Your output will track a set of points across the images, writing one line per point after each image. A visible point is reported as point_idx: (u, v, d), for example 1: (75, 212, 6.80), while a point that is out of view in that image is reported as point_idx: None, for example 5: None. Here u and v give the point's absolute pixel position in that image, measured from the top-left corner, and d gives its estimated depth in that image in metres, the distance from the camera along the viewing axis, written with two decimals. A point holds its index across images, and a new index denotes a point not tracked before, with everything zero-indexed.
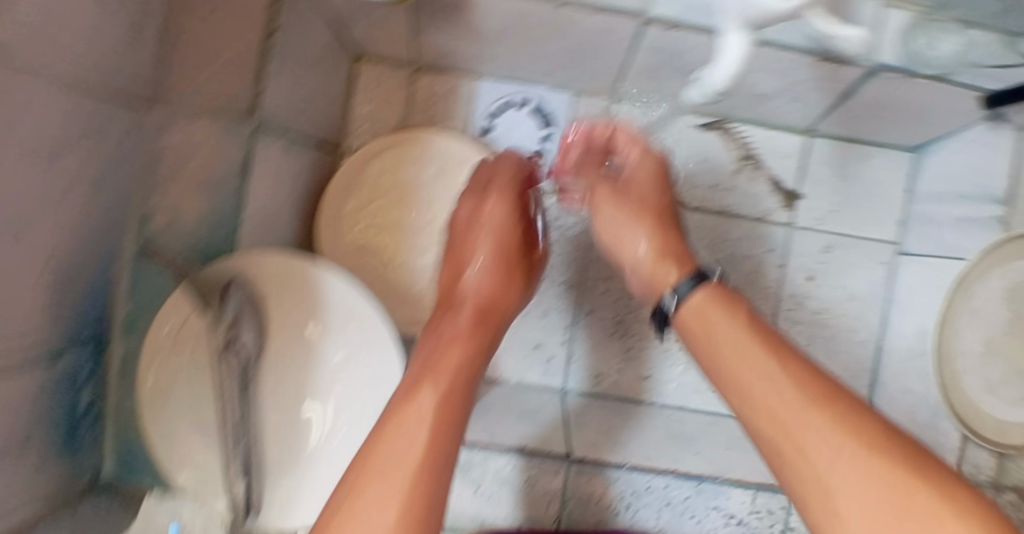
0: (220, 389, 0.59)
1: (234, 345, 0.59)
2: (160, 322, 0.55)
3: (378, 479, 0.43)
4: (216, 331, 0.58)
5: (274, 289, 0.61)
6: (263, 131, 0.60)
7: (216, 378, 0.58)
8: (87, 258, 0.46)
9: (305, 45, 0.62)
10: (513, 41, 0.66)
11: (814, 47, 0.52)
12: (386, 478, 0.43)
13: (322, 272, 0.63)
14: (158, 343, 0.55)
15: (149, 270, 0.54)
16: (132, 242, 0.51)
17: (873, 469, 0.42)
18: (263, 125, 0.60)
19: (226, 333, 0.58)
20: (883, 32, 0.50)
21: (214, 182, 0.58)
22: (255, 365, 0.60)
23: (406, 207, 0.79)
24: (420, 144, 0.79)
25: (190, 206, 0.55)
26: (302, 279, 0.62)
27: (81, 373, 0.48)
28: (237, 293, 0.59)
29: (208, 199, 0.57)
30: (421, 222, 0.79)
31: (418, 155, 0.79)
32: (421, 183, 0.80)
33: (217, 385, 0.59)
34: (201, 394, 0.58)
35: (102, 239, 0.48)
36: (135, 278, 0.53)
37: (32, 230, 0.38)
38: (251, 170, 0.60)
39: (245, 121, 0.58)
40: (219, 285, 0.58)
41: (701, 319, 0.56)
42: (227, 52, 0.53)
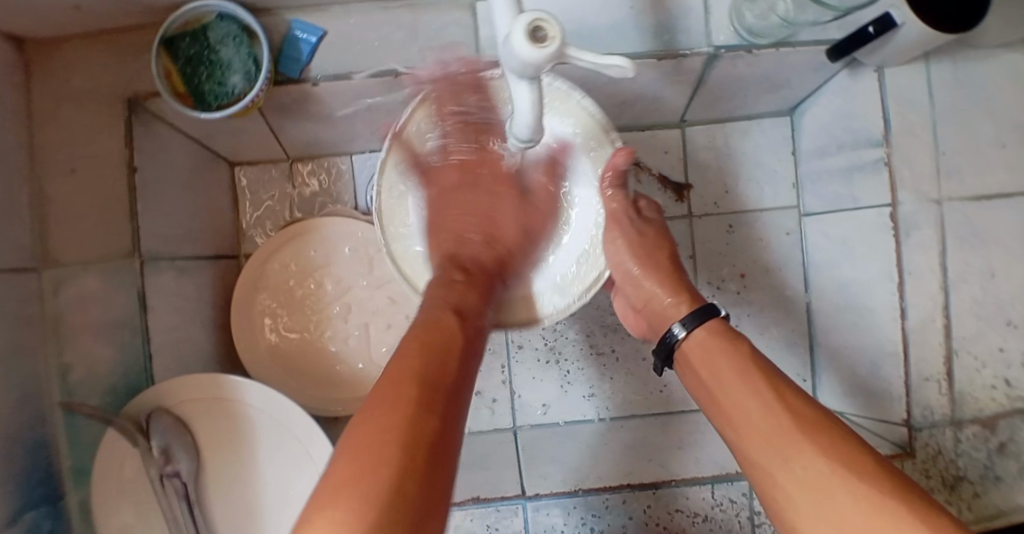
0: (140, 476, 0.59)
1: (170, 474, 0.59)
2: (113, 446, 0.58)
3: (389, 400, 0.38)
4: (151, 458, 0.58)
5: (196, 401, 0.61)
6: (180, 264, 0.68)
7: (127, 504, 0.58)
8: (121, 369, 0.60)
9: (278, 179, 0.81)
10: (367, 123, 0.71)
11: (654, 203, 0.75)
12: (384, 416, 0.36)
13: (233, 381, 0.61)
14: (112, 453, 0.58)
15: (103, 387, 0.61)
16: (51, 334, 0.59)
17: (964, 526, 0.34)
18: (173, 254, 0.66)
19: (161, 466, 0.58)
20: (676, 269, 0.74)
21: (167, 329, 0.65)
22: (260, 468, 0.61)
23: (294, 327, 0.70)
24: (305, 227, 0.71)
25: (104, 347, 0.60)
26: (217, 392, 0.61)
27: (46, 512, 0.59)
28: (161, 420, 0.59)
29: (171, 303, 0.66)
30: (321, 300, 0.71)
31: (297, 232, 0.70)
32: (311, 261, 0.71)
33: (139, 474, 0.59)
34: (127, 503, 0.59)
35: (26, 403, 0.56)
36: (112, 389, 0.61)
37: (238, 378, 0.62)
38: (164, 199, 0.65)
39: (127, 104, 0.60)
40: (140, 421, 0.58)
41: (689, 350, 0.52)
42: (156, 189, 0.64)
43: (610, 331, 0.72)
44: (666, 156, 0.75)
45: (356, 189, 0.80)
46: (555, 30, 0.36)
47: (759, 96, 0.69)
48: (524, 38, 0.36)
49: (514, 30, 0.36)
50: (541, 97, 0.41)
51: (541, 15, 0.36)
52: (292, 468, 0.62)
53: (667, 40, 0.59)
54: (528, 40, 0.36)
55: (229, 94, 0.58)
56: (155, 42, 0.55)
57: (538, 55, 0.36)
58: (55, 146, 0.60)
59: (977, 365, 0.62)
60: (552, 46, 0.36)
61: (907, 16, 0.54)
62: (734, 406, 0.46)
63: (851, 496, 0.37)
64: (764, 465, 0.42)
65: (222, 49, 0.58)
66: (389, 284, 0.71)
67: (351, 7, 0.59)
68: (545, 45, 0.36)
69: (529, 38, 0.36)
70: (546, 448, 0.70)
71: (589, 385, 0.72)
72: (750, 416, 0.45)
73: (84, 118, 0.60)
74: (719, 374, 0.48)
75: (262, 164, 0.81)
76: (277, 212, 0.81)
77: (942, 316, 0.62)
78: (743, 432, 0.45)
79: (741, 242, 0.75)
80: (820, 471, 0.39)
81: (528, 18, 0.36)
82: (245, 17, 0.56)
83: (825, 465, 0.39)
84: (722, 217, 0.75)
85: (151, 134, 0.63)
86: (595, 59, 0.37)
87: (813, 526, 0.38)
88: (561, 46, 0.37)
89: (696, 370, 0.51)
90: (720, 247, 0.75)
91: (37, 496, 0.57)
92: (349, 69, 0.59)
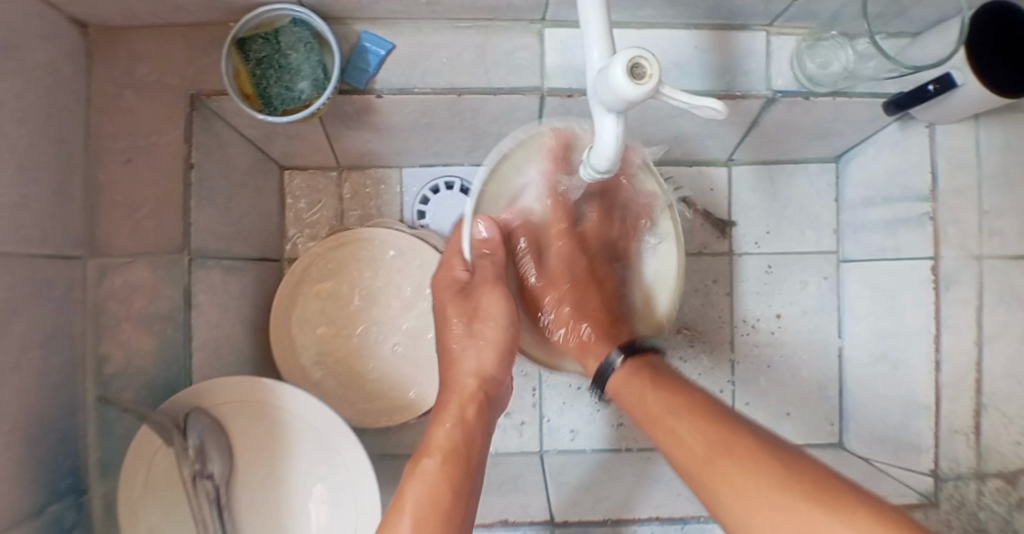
0: (173, 476, 0.58)
1: (204, 475, 0.58)
2: (143, 443, 0.57)
3: (418, 510, 0.46)
4: (186, 458, 0.57)
5: (231, 403, 0.61)
6: (225, 262, 0.68)
7: (152, 503, 0.58)
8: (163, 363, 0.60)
9: (329, 185, 0.82)
10: (423, 138, 0.72)
11: (699, 243, 0.79)
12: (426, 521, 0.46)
13: (271, 385, 0.62)
14: (140, 452, 0.57)
15: (139, 382, 0.60)
16: (90, 322, 0.59)
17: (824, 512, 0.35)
18: (219, 253, 0.66)
19: (196, 467, 0.57)
20: (717, 310, 0.79)
21: (207, 328, 0.65)
22: (295, 473, 0.62)
23: (338, 336, 0.70)
24: (349, 235, 0.71)
25: (144, 340, 0.60)
26: (253, 395, 0.61)
27: (68, 505, 0.58)
28: (198, 419, 0.58)
29: (215, 302, 0.66)
30: (365, 311, 0.71)
31: (340, 239, 0.70)
32: (356, 270, 0.71)
33: (172, 474, 0.58)
34: (153, 502, 0.58)
35: (58, 391, 0.56)
36: (149, 385, 0.61)
37: (279, 385, 0.62)
38: (217, 197, 0.65)
39: (186, 99, 0.60)
40: (178, 420, 0.58)
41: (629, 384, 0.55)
42: (211, 188, 0.64)
43: None
44: (711, 193, 0.79)
45: (406, 204, 0.82)
46: (654, 66, 0.38)
47: (807, 139, 0.71)
48: (626, 74, 0.37)
49: (614, 67, 0.38)
50: (625, 131, 0.44)
51: (641, 53, 0.38)
52: (323, 478, 0.62)
53: (730, 79, 0.60)
54: (628, 72, 0.38)
55: (296, 100, 0.59)
56: (229, 41, 0.56)
57: (639, 91, 0.38)
58: (113, 134, 0.60)
59: (1002, 422, 0.60)
60: (651, 82, 0.38)
61: (968, 78, 0.57)
62: (683, 436, 0.46)
63: (793, 501, 0.37)
64: (715, 489, 0.42)
65: (292, 53, 0.58)
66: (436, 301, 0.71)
67: (423, 23, 0.60)
68: (647, 82, 0.37)
69: (630, 74, 0.37)
70: (575, 475, 0.71)
71: (616, 415, 0.76)
72: (697, 444, 0.44)
73: (145, 109, 0.60)
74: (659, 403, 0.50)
75: (313, 170, 0.81)
76: (323, 219, 0.82)
77: (974, 372, 0.63)
78: (686, 454, 0.45)
79: (778, 281, 0.80)
80: (756, 483, 0.39)
81: (629, 54, 0.38)
82: (319, 24, 0.56)
83: (768, 480, 0.39)
84: (760, 255, 0.80)
85: (207, 131, 0.63)
86: (688, 100, 0.39)
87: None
88: (657, 85, 0.38)
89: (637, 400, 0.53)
90: (759, 284, 0.80)
91: (62, 489, 0.57)
92: (417, 83, 0.60)
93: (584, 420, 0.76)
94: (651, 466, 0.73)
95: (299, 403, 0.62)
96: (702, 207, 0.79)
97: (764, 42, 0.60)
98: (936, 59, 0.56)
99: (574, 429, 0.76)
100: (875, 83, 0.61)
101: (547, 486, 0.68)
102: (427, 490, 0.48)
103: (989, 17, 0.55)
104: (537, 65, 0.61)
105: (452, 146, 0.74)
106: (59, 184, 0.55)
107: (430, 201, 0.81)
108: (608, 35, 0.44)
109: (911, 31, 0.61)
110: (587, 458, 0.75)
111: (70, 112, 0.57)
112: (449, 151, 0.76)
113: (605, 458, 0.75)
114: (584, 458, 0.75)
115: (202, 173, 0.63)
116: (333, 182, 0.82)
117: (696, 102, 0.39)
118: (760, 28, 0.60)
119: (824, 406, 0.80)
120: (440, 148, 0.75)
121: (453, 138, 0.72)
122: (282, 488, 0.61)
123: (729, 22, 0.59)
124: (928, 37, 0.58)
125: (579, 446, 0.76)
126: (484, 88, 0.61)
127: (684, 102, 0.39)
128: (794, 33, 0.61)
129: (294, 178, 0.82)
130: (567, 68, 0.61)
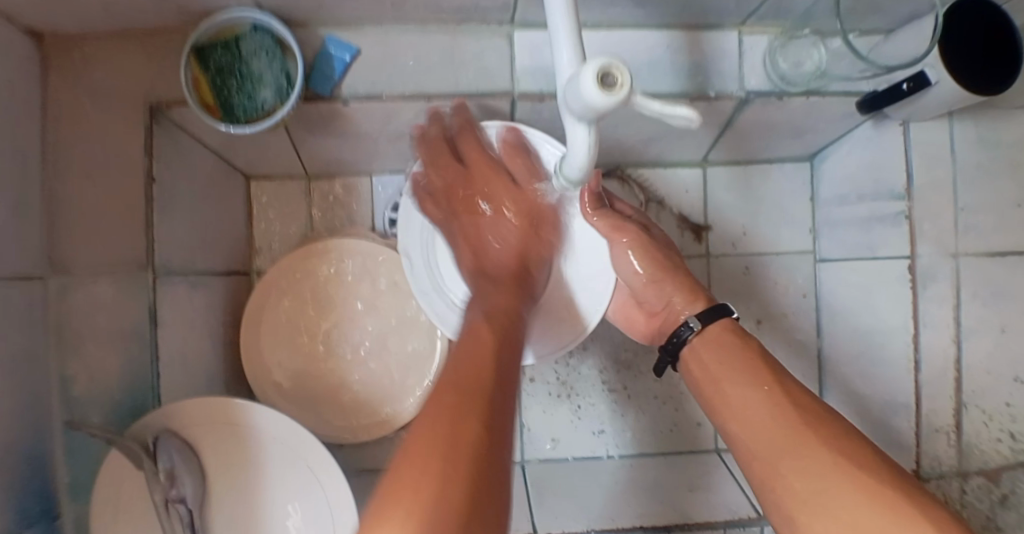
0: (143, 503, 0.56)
1: (175, 500, 0.56)
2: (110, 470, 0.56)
3: (432, 415, 0.39)
4: (156, 481, 0.56)
5: (200, 425, 0.59)
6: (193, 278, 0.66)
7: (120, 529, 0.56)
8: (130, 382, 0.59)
9: (298, 195, 0.80)
10: (395, 146, 0.71)
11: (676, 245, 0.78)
12: (449, 416, 0.38)
13: (242, 402, 0.60)
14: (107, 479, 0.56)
15: (105, 404, 0.59)
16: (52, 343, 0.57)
17: (895, 519, 0.37)
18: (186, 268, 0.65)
19: (166, 491, 0.56)
20: None
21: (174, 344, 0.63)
22: (270, 493, 0.60)
23: (310, 349, 0.69)
24: (320, 245, 0.69)
25: (111, 359, 0.59)
26: (224, 415, 0.60)
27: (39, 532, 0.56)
28: (167, 442, 0.57)
29: (184, 319, 0.65)
30: (336, 323, 0.69)
31: (310, 249, 0.69)
32: (327, 283, 0.70)
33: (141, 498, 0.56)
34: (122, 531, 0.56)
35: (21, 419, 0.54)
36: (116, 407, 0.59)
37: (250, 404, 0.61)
38: (183, 211, 0.64)
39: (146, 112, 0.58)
40: (148, 443, 0.56)
41: (704, 341, 0.55)
42: (177, 203, 0.63)
43: (619, 370, 0.77)
44: (687, 195, 0.78)
45: (380, 212, 0.81)
46: (625, 76, 0.37)
47: (780, 139, 0.70)
48: (594, 86, 0.36)
49: (583, 78, 0.37)
50: (598, 141, 0.43)
51: (612, 61, 0.37)
52: (297, 502, 0.61)
53: (703, 78, 0.59)
54: (602, 78, 0.36)
55: (260, 109, 0.58)
56: (186, 51, 0.54)
57: (614, 99, 0.36)
58: (72, 150, 0.58)
59: (983, 417, 0.65)
60: (623, 92, 0.36)
61: (942, 75, 0.56)
62: (747, 417, 0.48)
63: (863, 499, 0.39)
64: (773, 475, 0.44)
65: (254, 61, 0.57)
66: (410, 311, 0.70)
67: (388, 27, 0.59)
68: (621, 91, 0.36)
69: (598, 84, 0.36)
70: (558, 485, 0.70)
71: (596, 423, 0.76)
72: (763, 425, 0.46)
73: (103, 122, 0.58)
74: (724, 365, 0.51)
75: (280, 180, 0.80)
76: (295, 229, 0.81)
77: (954, 368, 0.66)
78: (746, 426, 0.47)
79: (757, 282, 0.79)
80: (817, 472, 0.42)
81: (598, 63, 0.36)
82: (282, 31, 0.55)
83: (831, 471, 0.41)
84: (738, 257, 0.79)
85: (168, 143, 0.61)
86: (660, 110, 0.38)
87: (815, 519, 0.40)
88: (628, 95, 0.37)
89: (703, 360, 0.54)
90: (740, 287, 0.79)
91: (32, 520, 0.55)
92: (384, 89, 0.58)
93: (563, 429, 0.76)
94: (634, 472, 0.72)
95: (271, 422, 0.61)
96: (680, 209, 0.78)
97: (736, 41, 0.60)
98: (909, 57, 0.56)
99: (554, 439, 0.76)
100: (847, 82, 0.60)
101: (529, 497, 0.67)
102: (456, 367, 0.44)
103: (962, 14, 0.55)
104: (506, 69, 0.60)
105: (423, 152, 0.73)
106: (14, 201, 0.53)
107: (403, 209, 0.80)
108: (577, 43, 0.42)
109: (883, 27, 0.60)
110: (567, 467, 0.74)
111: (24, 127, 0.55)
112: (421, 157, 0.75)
113: (588, 468, 0.74)
114: (564, 466, 0.74)
115: (166, 186, 0.61)
116: (303, 193, 0.80)
117: (674, 113, 0.38)
118: (732, 27, 0.60)
119: None
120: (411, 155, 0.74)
121: None
122: (257, 509, 0.60)
123: (700, 22, 0.59)
124: (901, 34, 0.57)
125: (559, 455, 0.76)
126: (450, 93, 0.59)
127: (658, 110, 0.38)
128: (765, 31, 0.60)
129: (263, 188, 0.80)
130: (534, 71, 0.60)
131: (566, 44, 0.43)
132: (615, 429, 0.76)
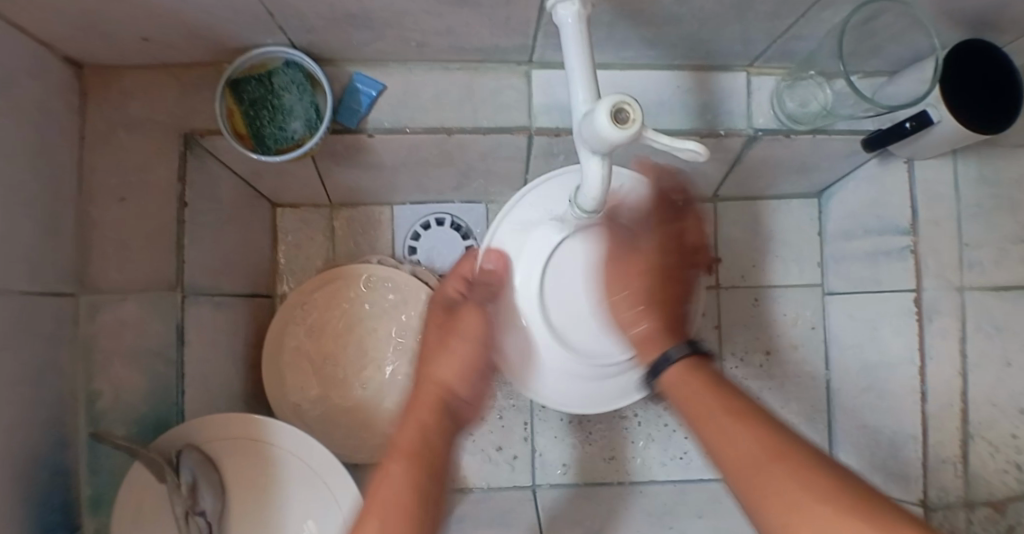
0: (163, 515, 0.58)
1: (197, 512, 0.57)
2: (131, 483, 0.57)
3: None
4: (178, 493, 0.57)
5: (225, 440, 0.61)
6: (216, 299, 0.69)
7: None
8: (154, 398, 0.61)
9: (320, 221, 0.83)
10: (414, 177, 0.73)
11: None
12: None
13: (266, 418, 0.63)
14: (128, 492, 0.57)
15: (128, 418, 0.61)
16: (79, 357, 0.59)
17: None
18: (210, 288, 0.67)
19: (188, 504, 0.57)
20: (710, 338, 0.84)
21: (198, 362, 0.65)
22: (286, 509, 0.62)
23: (328, 372, 0.71)
24: (340, 272, 0.72)
25: (136, 374, 0.61)
26: (248, 431, 0.62)
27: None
28: (191, 456, 0.58)
29: (207, 337, 0.67)
30: (354, 348, 0.71)
31: (330, 276, 0.72)
32: (346, 308, 0.72)
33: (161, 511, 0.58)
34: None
35: (49, 431, 0.56)
36: (138, 421, 0.61)
37: (269, 424, 0.63)
38: (210, 234, 0.67)
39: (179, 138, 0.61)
40: (171, 457, 0.58)
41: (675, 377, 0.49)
42: (205, 226, 0.66)
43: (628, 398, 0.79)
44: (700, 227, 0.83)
45: (400, 239, 0.83)
46: (637, 112, 0.39)
47: (786, 175, 0.73)
48: (610, 123, 0.38)
49: (599, 116, 0.39)
50: (610, 172, 0.45)
51: (625, 98, 0.39)
52: (314, 521, 0.62)
53: (712, 115, 0.61)
54: (615, 112, 0.39)
55: (289, 139, 0.61)
56: (222, 84, 0.57)
57: (629, 134, 0.39)
58: (108, 173, 0.61)
59: (990, 449, 0.63)
60: (636, 126, 0.39)
61: (943, 115, 0.58)
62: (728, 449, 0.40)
63: None
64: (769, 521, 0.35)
65: (285, 94, 0.60)
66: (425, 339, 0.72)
67: (413, 64, 0.62)
68: (634, 125, 0.39)
69: (612, 120, 0.39)
70: (566, 508, 0.71)
71: (605, 449, 0.78)
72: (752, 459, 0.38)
73: (138, 148, 0.61)
74: (699, 394, 0.46)
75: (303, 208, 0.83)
76: (316, 255, 0.83)
77: (959, 401, 0.66)
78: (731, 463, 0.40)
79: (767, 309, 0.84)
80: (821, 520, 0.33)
81: (611, 101, 0.39)
82: (313, 66, 0.58)
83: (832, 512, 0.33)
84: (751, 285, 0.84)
85: (199, 168, 0.64)
86: (671, 144, 0.41)
87: None
88: (640, 130, 0.39)
89: (683, 395, 0.47)
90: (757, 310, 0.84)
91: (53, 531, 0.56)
92: (406, 122, 0.61)
93: (572, 455, 0.78)
94: (642, 499, 0.73)
95: (293, 439, 0.63)
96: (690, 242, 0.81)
97: (744, 81, 0.62)
98: (911, 97, 0.58)
99: (563, 464, 0.77)
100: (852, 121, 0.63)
101: (538, 520, 0.68)
102: (394, 510, 0.47)
103: (962, 55, 0.57)
104: (524, 105, 0.63)
105: (442, 183, 0.76)
106: (51, 222, 0.56)
107: (421, 237, 0.82)
108: (590, 79, 0.45)
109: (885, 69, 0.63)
110: (576, 492, 0.76)
111: (63, 152, 0.58)
112: (440, 188, 0.78)
113: (596, 492, 0.75)
114: (573, 491, 0.76)
115: (195, 209, 0.64)
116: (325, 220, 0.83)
117: (682, 146, 0.41)
118: (740, 68, 0.62)
119: (813, 436, 0.83)
120: (431, 186, 0.77)
121: (443, 177, 0.74)
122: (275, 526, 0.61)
123: (710, 63, 0.61)
124: (902, 76, 0.60)
125: (568, 481, 0.77)
126: (468, 128, 0.62)
127: (670, 144, 0.41)
128: (772, 73, 0.63)
129: (286, 216, 0.83)
130: (551, 108, 0.63)
131: (581, 79, 0.45)
132: (624, 456, 0.78)
